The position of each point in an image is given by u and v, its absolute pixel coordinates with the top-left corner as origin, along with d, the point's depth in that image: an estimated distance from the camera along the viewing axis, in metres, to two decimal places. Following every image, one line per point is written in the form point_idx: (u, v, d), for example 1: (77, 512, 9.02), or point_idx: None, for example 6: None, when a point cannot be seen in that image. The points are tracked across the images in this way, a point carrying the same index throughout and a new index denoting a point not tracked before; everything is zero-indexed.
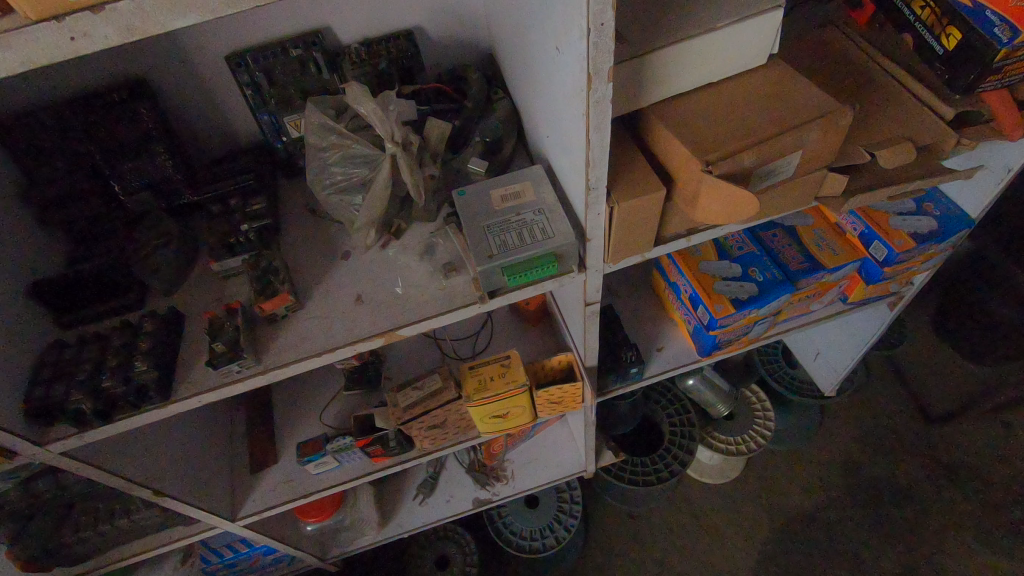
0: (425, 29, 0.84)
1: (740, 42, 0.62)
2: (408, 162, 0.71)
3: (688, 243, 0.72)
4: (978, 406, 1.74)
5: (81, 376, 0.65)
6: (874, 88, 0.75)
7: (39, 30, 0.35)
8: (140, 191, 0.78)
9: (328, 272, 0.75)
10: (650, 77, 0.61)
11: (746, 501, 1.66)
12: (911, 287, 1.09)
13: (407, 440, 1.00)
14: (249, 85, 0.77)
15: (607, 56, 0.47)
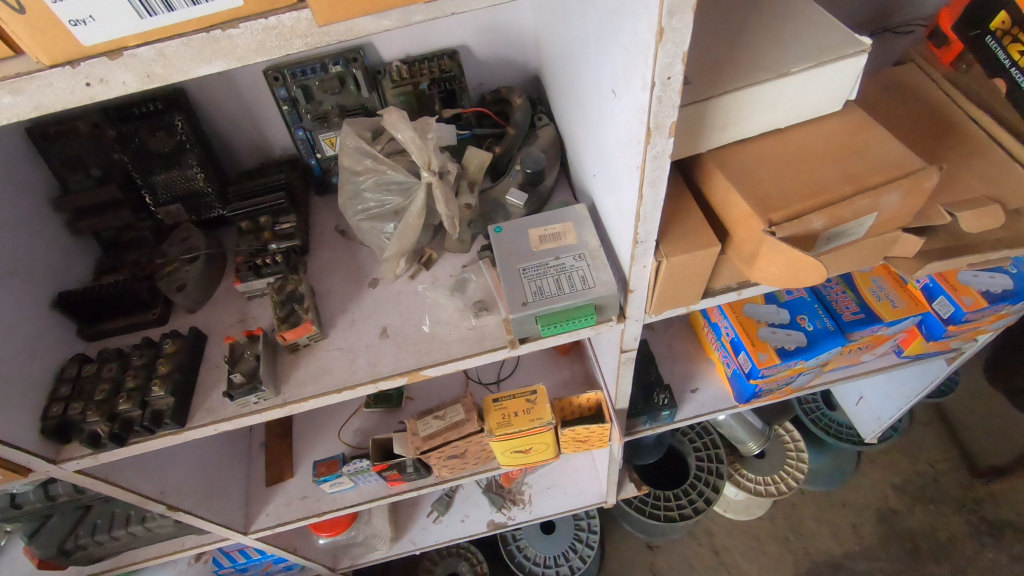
0: (471, 47, 0.80)
1: (815, 87, 0.56)
2: (444, 193, 0.67)
3: (738, 296, 0.67)
4: None
5: (99, 396, 0.64)
6: (957, 136, 0.69)
7: (54, 76, 0.33)
8: (170, 202, 0.77)
9: (355, 300, 0.72)
10: (712, 122, 0.56)
11: (771, 542, 1.59)
12: (975, 344, 1.01)
13: (425, 467, 0.97)
14: (287, 100, 0.73)
15: (671, 110, 0.42)
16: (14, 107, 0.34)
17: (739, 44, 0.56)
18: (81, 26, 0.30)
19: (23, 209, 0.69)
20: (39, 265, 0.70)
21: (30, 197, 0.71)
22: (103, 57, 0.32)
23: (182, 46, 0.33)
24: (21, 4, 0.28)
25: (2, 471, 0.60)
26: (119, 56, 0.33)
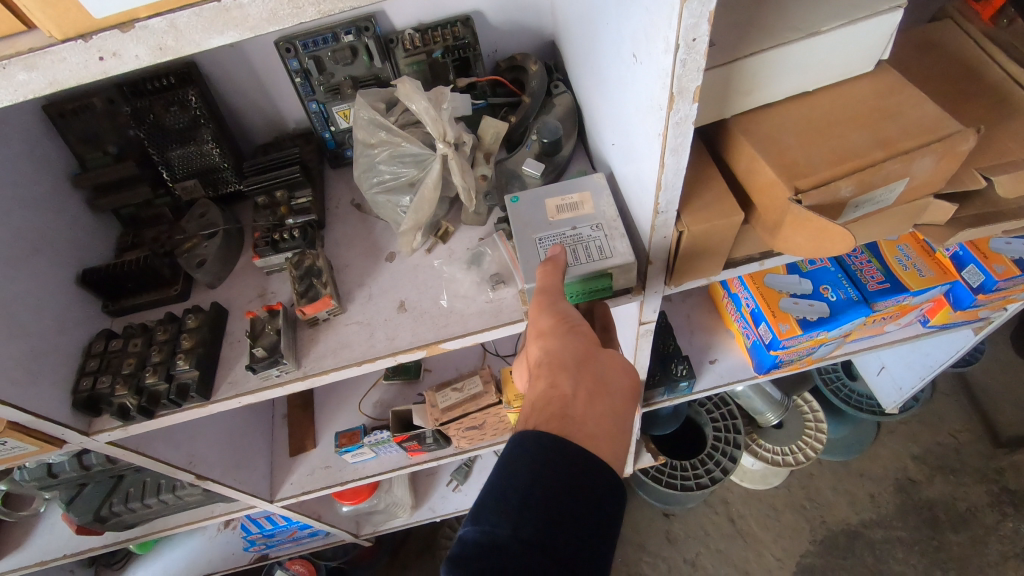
0: (485, 13, 0.78)
1: (845, 46, 0.54)
2: (460, 164, 0.67)
3: (761, 266, 0.65)
4: None
5: (126, 369, 0.65)
6: (996, 96, 0.65)
7: (66, 51, 0.32)
8: (187, 177, 0.77)
9: (373, 273, 0.72)
10: (736, 87, 0.54)
11: (786, 510, 1.62)
12: (1004, 313, 0.99)
13: (444, 438, 0.98)
14: (299, 72, 0.72)
15: (696, 73, 0.41)
16: (29, 85, 0.34)
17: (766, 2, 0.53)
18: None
19: (43, 187, 0.70)
20: (63, 243, 0.71)
21: (51, 175, 0.71)
22: (114, 31, 0.32)
23: (193, 16, 0.32)
24: None
25: (39, 442, 0.63)
26: (131, 29, 0.32)
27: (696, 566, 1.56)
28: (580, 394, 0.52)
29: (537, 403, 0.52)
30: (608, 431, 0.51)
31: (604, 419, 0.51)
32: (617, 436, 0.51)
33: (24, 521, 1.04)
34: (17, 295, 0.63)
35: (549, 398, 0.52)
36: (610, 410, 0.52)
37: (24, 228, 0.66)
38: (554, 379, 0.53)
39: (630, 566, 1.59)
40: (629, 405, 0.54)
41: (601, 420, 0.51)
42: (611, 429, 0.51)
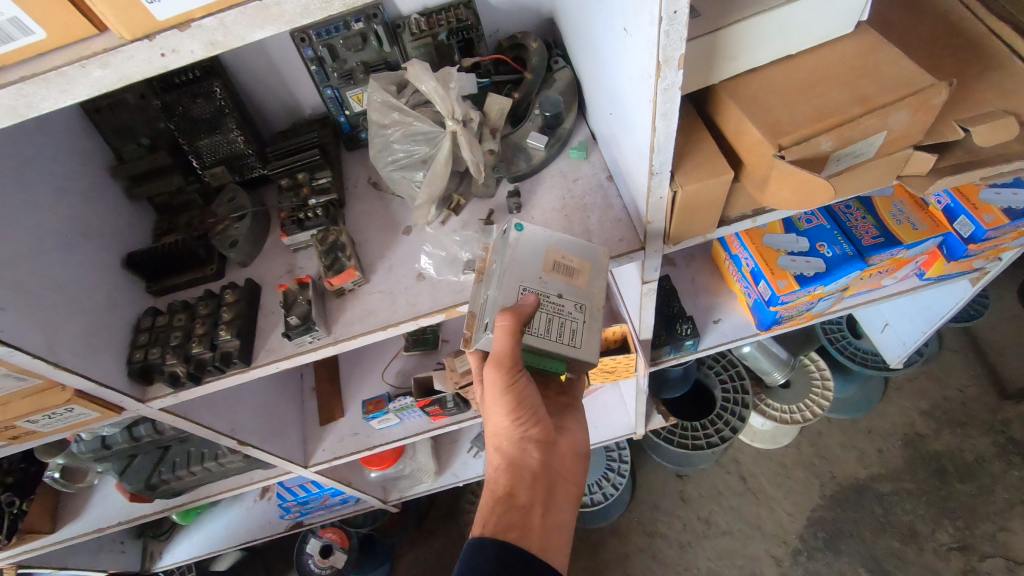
0: None
1: (823, 10, 0.58)
2: (468, 140, 0.71)
3: (753, 223, 0.70)
4: None
5: (174, 341, 0.71)
6: (977, 50, 0.68)
7: (133, 50, 0.37)
8: (216, 165, 0.83)
9: (393, 246, 0.78)
10: (722, 53, 0.58)
11: (796, 467, 1.68)
12: (998, 262, 1.03)
13: (464, 402, 1.05)
14: (314, 60, 0.77)
15: (679, 43, 0.45)
16: (102, 81, 0.39)
17: None
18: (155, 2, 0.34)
19: (86, 178, 0.76)
20: (107, 229, 0.77)
21: (91, 167, 0.77)
22: (174, 30, 0.37)
23: (239, 14, 0.37)
24: None
25: (101, 409, 0.70)
26: (188, 28, 0.37)
27: (710, 523, 1.63)
28: (533, 500, 0.67)
29: (500, 504, 0.67)
30: (557, 533, 0.66)
31: (554, 523, 0.67)
32: (564, 535, 0.67)
33: (80, 492, 1.12)
34: (73, 276, 0.69)
35: (509, 503, 0.66)
36: (555, 513, 0.68)
37: (74, 217, 0.72)
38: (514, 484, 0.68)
39: (646, 525, 1.66)
40: (569, 504, 0.70)
41: (547, 524, 0.66)
42: (559, 532, 0.67)
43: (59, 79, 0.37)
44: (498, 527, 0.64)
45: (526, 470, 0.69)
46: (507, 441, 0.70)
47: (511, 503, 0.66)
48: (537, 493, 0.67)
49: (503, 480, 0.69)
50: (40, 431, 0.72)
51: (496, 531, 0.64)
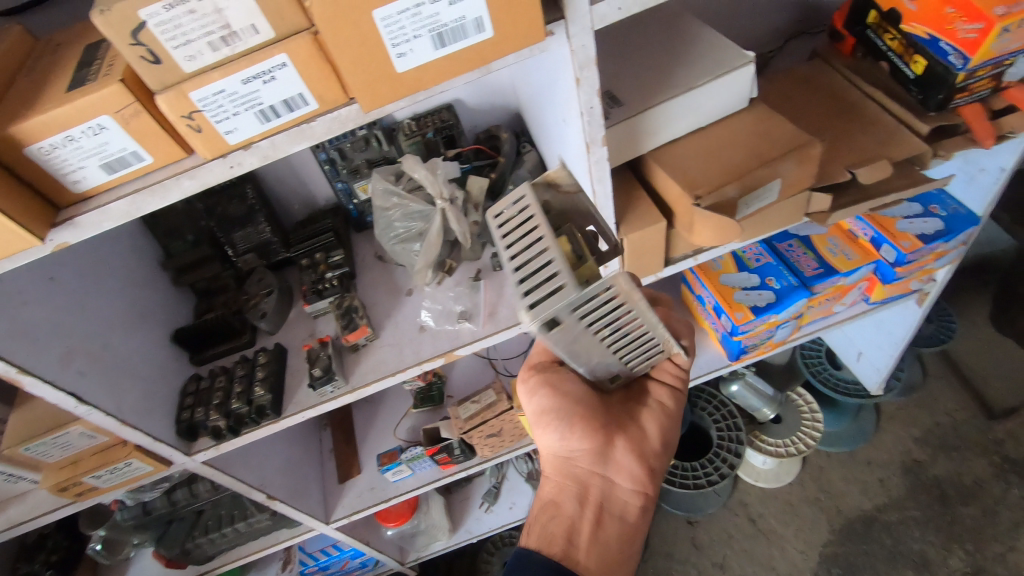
0: (464, 100, 1.01)
1: (717, 93, 0.75)
2: (456, 214, 0.88)
3: (696, 261, 0.85)
4: None
5: (216, 400, 0.84)
6: (855, 113, 0.86)
7: (212, 165, 0.53)
8: (247, 252, 0.98)
9: (398, 306, 0.92)
10: (645, 131, 0.75)
11: (802, 503, 1.72)
12: (933, 284, 1.17)
13: (469, 449, 1.14)
14: (327, 162, 0.96)
15: (598, 128, 0.61)
16: (188, 188, 0.54)
17: (658, 72, 0.75)
18: (231, 133, 0.50)
19: (143, 271, 0.92)
20: (159, 312, 0.92)
21: (146, 262, 0.93)
22: (241, 150, 0.52)
23: (284, 137, 0.52)
24: (199, 125, 0.49)
25: (154, 462, 0.81)
26: (250, 147, 0.52)
27: (724, 567, 1.65)
28: (581, 510, 0.77)
29: (548, 512, 0.78)
30: (609, 542, 0.75)
31: (606, 533, 0.75)
32: (617, 547, 0.75)
33: (117, 566, 1.20)
34: (135, 350, 0.83)
35: (556, 513, 0.77)
36: (606, 521, 0.76)
37: (134, 302, 0.87)
38: (561, 495, 0.79)
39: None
40: (627, 512, 0.78)
41: (593, 533, 0.75)
42: (611, 541, 0.75)
43: (161, 188, 0.53)
44: (541, 539, 0.75)
45: (572, 479, 0.79)
46: (559, 453, 0.80)
47: (556, 511, 0.77)
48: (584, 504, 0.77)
49: (555, 490, 0.80)
50: (100, 488, 0.84)
51: (540, 539, 0.75)
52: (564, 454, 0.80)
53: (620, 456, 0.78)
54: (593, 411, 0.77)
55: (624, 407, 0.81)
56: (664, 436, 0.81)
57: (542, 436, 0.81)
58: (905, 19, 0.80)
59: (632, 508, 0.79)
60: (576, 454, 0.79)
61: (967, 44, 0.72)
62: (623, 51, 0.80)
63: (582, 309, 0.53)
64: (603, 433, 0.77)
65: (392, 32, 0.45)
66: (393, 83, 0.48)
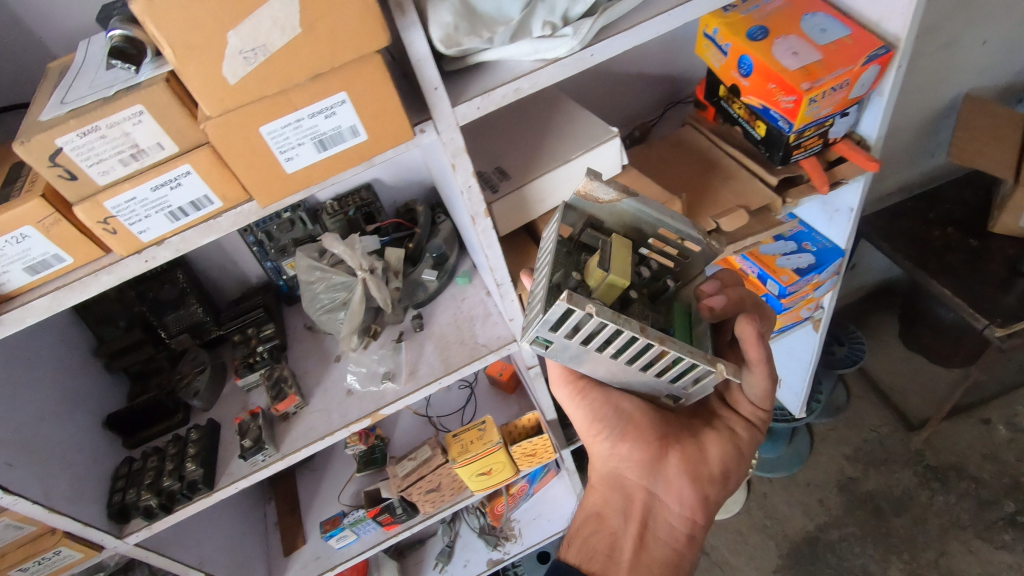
0: (383, 179, 1.11)
1: (591, 164, 0.87)
2: (377, 283, 0.95)
3: None
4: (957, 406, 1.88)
5: (148, 480, 0.86)
6: (717, 171, 1.01)
7: (127, 261, 0.60)
8: (180, 333, 1.03)
9: (327, 372, 0.98)
10: (532, 200, 0.86)
11: (751, 531, 1.79)
12: (822, 311, 1.30)
13: (411, 506, 1.18)
14: (255, 244, 1.04)
15: (479, 202, 0.72)
16: (106, 282, 0.60)
17: (539, 149, 0.87)
18: (144, 233, 0.58)
19: (75, 360, 0.95)
20: (92, 399, 0.94)
21: (78, 351, 0.97)
22: (154, 245, 0.59)
23: (191, 232, 0.60)
24: (114, 228, 0.56)
25: (84, 548, 0.82)
26: (162, 243, 0.59)
27: None
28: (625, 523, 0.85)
29: (592, 522, 0.88)
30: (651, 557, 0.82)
31: (650, 546, 0.83)
32: (662, 562, 0.81)
33: None
34: (64, 439, 0.85)
35: (600, 526, 0.86)
36: (650, 535, 0.84)
37: (65, 391, 0.90)
38: (608, 509, 0.87)
39: None
40: (675, 529, 0.84)
41: (635, 546, 0.82)
42: (656, 554, 0.82)
43: (80, 284, 0.59)
44: (583, 551, 0.85)
45: (620, 492, 0.88)
46: (610, 466, 0.88)
47: (601, 523, 0.87)
48: (627, 516, 0.86)
49: (603, 503, 0.88)
50: None
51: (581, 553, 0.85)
52: (613, 469, 0.88)
53: (671, 473, 0.84)
54: (644, 433, 0.84)
55: (685, 430, 0.86)
56: (727, 465, 0.85)
57: (593, 448, 0.89)
58: (745, 92, 0.94)
59: (679, 532, 0.84)
60: (626, 468, 0.87)
61: (790, 112, 0.86)
62: (510, 131, 0.91)
63: (564, 333, 0.61)
64: (654, 449, 0.84)
65: (279, 142, 0.54)
66: (285, 181, 0.57)
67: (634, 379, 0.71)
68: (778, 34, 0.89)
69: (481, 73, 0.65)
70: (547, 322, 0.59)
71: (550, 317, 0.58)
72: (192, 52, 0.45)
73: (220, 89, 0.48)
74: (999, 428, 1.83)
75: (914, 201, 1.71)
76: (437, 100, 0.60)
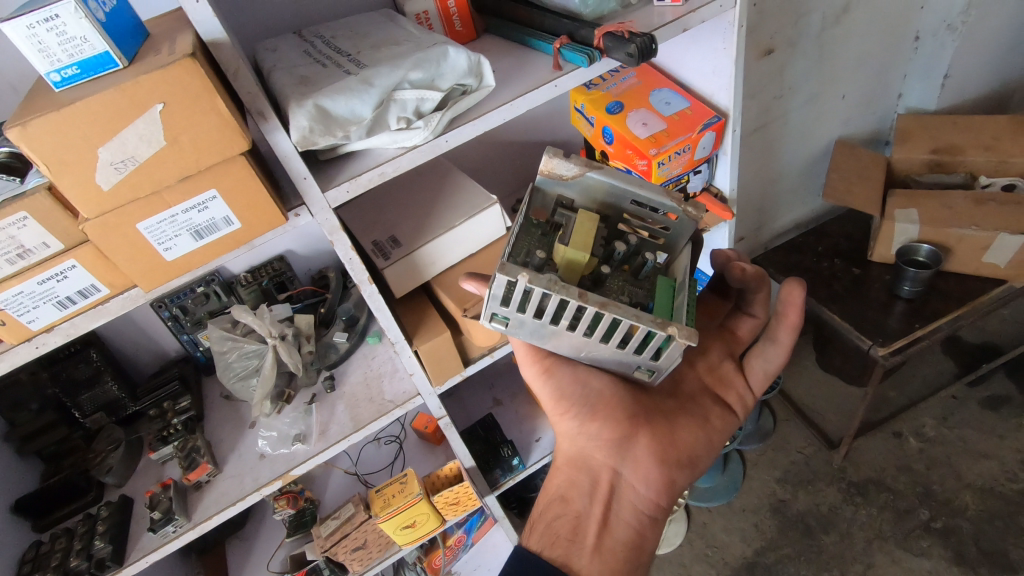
0: (295, 250, 1.16)
1: (476, 228, 0.97)
2: (287, 349, 1.01)
3: (493, 357, 1.02)
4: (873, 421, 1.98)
5: (56, 561, 0.90)
6: None
7: (20, 348, 0.65)
8: (95, 412, 1.05)
9: (241, 438, 1.03)
10: (423, 263, 0.95)
11: (692, 562, 1.83)
12: None
13: (339, 566, 1.21)
14: (170, 318, 1.08)
15: (361, 271, 0.79)
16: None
17: (428, 218, 0.96)
18: (34, 321, 0.63)
19: None
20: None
21: None
22: (45, 331, 0.65)
23: (82, 317, 0.65)
24: (4, 319, 0.61)
25: None
26: (53, 328, 0.65)
27: None
28: (590, 505, 0.86)
29: (558, 502, 0.89)
30: (614, 538, 0.84)
31: (613, 527, 0.85)
32: (623, 546, 0.83)
33: None
34: None
35: (566, 509, 0.87)
36: (614, 518, 0.85)
37: None
38: (573, 492, 0.88)
39: None
40: (640, 511, 0.86)
41: (598, 529, 0.84)
42: (619, 536, 0.84)
43: None
44: (546, 536, 0.86)
45: (586, 474, 0.89)
46: (577, 446, 0.90)
47: (566, 505, 0.88)
48: (592, 498, 0.87)
49: (569, 484, 0.90)
50: None
51: (544, 542, 0.85)
52: (580, 450, 0.90)
53: (638, 452, 0.86)
54: (616, 413, 0.86)
55: (656, 411, 0.88)
56: (694, 450, 0.89)
57: (563, 427, 0.91)
58: (612, 157, 1.07)
59: (641, 515, 0.86)
60: (592, 448, 0.88)
61: (646, 174, 0.99)
62: (403, 201, 1.00)
63: (514, 309, 0.69)
64: (623, 428, 0.86)
65: (156, 235, 0.61)
66: (166, 267, 0.64)
67: (601, 356, 0.76)
68: (631, 108, 1.03)
69: (352, 161, 0.74)
70: (497, 297, 0.68)
71: (495, 290, 0.67)
72: (67, 167, 0.53)
73: (96, 196, 0.56)
74: (911, 439, 1.93)
75: (805, 237, 1.89)
76: (307, 187, 0.68)
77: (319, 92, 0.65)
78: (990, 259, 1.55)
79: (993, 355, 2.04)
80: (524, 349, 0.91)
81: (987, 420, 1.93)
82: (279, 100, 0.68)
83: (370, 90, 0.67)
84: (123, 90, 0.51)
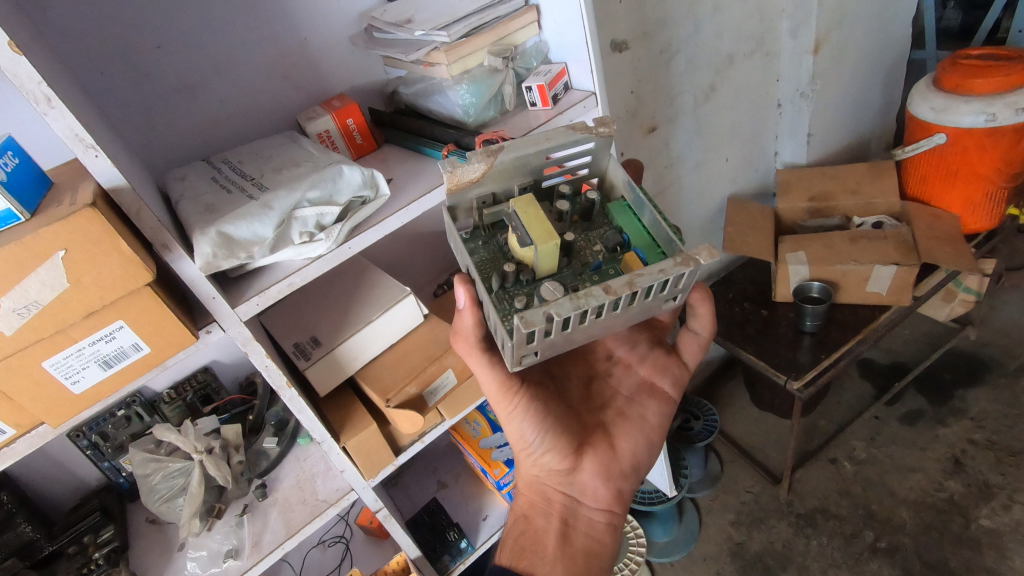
0: (220, 359, 1.16)
1: (395, 320, 1.03)
2: (214, 462, 1.01)
3: (424, 442, 1.05)
4: (810, 451, 2.06)
5: None
6: None
7: None
8: (7, 558, 0.96)
9: (169, 562, 1.02)
10: (345, 357, 0.98)
11: None
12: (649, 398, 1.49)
13: None
14: (89, 447, 1.05)
15: (280, 375, 0.82)
16: None
17: (347, 313, 1.01)
18: None
19: None
20: None
21: None
22: None
23: None
24: None
25: None
26: None
27: None
28: (549, 522, 0.94)
29: (522, 517, 0.97)
30: (576, 546, 0.92)
31: (573, 537, 0.93)
32: (584, 553, 0.91)
33: None
34: None
35: (530, 525, 0.95)
36: (572, 529, 0.93)
37: None
38: (535, 511, 0.97)
39: None
40: (593, 521, 0.95)
41: (560, 542, 0.91)
42: (579, 544, 0.92)
43: None
44: (513, 550, 0.93)
45: (543, 496, 0.96)
46: (535, 471, 0.96)
47: (528, 522, 0.96)
48: (550, 517, 0.95)
49: (531, 505, 0.97)
50: None
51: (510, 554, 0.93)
52: (535, 476, 0.97)
53: (587, 472, 0.93)
54: (565, 445, 0.91)
55: (598, 432, 0.95)
56: (636, 459, 0.96)
57: (520, 457, 0.95)
58: None
59: (599, 522, 0.95)
60: (547, 474, 0.95)
61: None
62: (324, 296, 1.05)
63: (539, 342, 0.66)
64: (572, 457, 0.92)
65: (64, 371, 0.64)
66: (75, 402, 0.67)
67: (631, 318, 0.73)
68: None
69: (261, 275, 0.78)
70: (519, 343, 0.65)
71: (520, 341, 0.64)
72: None
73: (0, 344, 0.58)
74: (846, 463, 2.01)
75: (716, 287, 2.05)
76: (217, 306, 0.72)
77: (220, 220, 0.71)
78: (872, 289, 1.74)
79: (901, 374, 2.21)
80: (490, 386, 0.85)
81: (909, 435, 2.04)
82: (185, 228, 0.73)
83: (270, 212, 0.74)
84: (23, 244, 0.55)
